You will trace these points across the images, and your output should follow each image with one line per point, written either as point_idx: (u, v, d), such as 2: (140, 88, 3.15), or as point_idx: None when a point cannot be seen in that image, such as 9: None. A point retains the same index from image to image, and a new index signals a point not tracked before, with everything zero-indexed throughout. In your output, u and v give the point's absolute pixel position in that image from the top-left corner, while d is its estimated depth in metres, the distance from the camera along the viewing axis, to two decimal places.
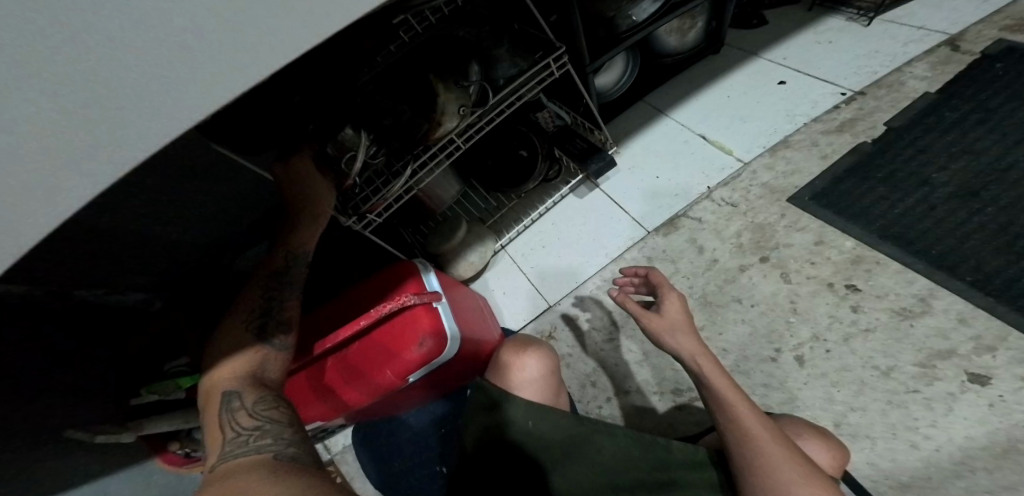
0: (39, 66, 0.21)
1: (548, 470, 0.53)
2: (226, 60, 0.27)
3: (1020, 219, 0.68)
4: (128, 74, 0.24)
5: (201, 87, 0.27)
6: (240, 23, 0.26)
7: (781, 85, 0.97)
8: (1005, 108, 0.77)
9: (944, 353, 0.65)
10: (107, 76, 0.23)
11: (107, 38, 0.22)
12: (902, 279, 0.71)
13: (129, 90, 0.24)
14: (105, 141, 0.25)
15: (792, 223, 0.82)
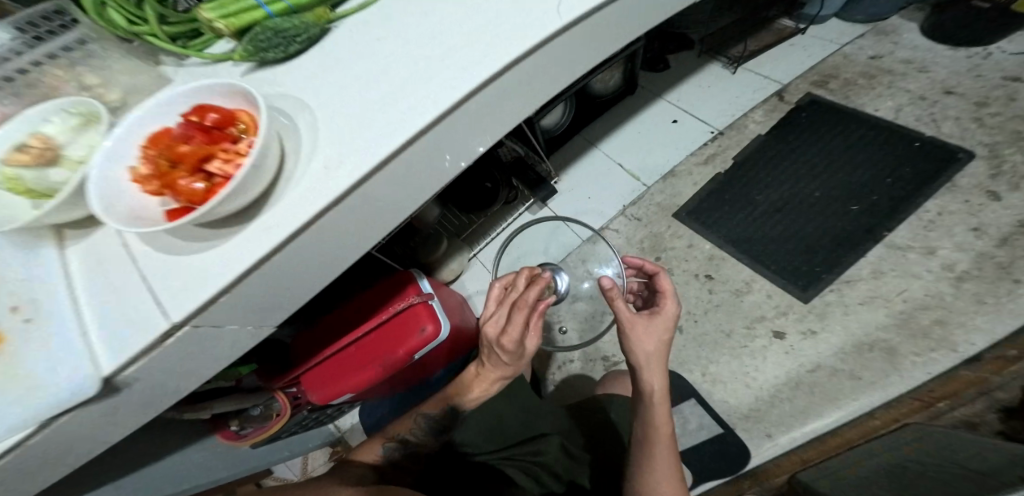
0: (255, 227, 0.39)
1: (496, 467, 0.70)
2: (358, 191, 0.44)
3: (804, 226, 1.07)
4: (295, 223, 0.41)
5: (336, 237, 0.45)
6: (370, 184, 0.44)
7: (674, 124, 1.29)
8: (805, 146, 1.16)
9: (760, 319, 1.01)
10: (287, 226, 0.40)
11: (293, 210, 0.39)
12: (740, 268, 1.07)
13: (297, 231, 0.41)
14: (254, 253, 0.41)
15: (674, 232, 1.15)
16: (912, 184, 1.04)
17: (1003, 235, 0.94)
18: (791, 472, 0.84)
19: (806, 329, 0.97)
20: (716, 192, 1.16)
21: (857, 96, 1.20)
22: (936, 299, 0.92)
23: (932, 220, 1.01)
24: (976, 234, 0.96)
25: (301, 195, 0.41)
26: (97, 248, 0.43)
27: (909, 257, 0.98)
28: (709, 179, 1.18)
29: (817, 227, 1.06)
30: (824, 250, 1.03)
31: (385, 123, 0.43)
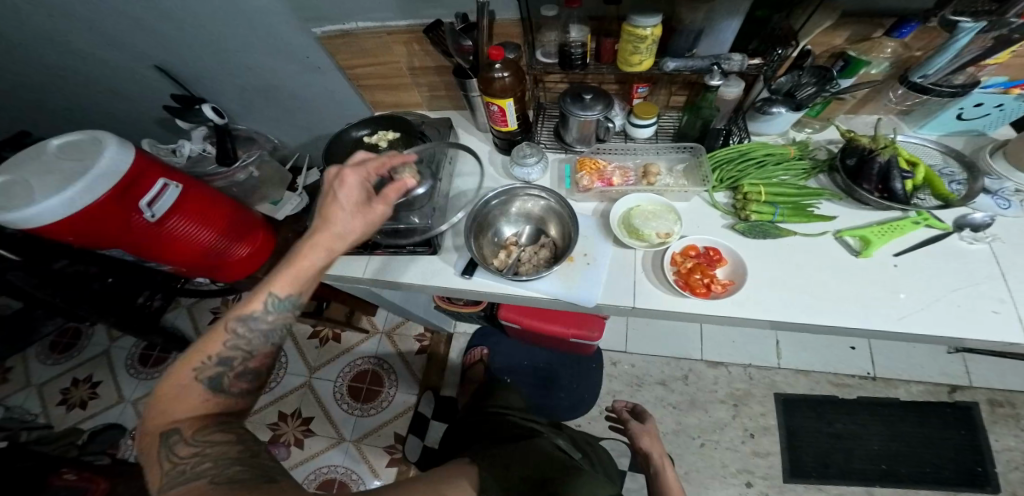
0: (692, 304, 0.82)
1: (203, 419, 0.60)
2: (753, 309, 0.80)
3: (846, 459, 1.34)
4: (714, 306, 0.81)
5: (716, 310, 0.80)
6: (757, 311, 0.80)
7: (850, 349, 1.47)
8: (918, 428, 1.34)
9: (750, 472, 1.38)
10: (710, 307, 0.81)
11: (726, 304, 0.81)
12: (775, 444, 1.40)
13: (709, 307, 0.81)
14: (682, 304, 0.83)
15: (762, 399, 1.47)
16: (930, 479, 1.29)
17: None
18: None
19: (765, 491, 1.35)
20: (815, 403, 1.42)
21: (999, 425, 1.31)
22: None
23: None
24: None
25: (736, 306, 0.80)
26: (619, 259, 0.91)
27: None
28: (822, 394, 1.43)
29: (845, 460, 1.34)
30: (830, 471, 1.33)
31: (788, 310, 0.79)
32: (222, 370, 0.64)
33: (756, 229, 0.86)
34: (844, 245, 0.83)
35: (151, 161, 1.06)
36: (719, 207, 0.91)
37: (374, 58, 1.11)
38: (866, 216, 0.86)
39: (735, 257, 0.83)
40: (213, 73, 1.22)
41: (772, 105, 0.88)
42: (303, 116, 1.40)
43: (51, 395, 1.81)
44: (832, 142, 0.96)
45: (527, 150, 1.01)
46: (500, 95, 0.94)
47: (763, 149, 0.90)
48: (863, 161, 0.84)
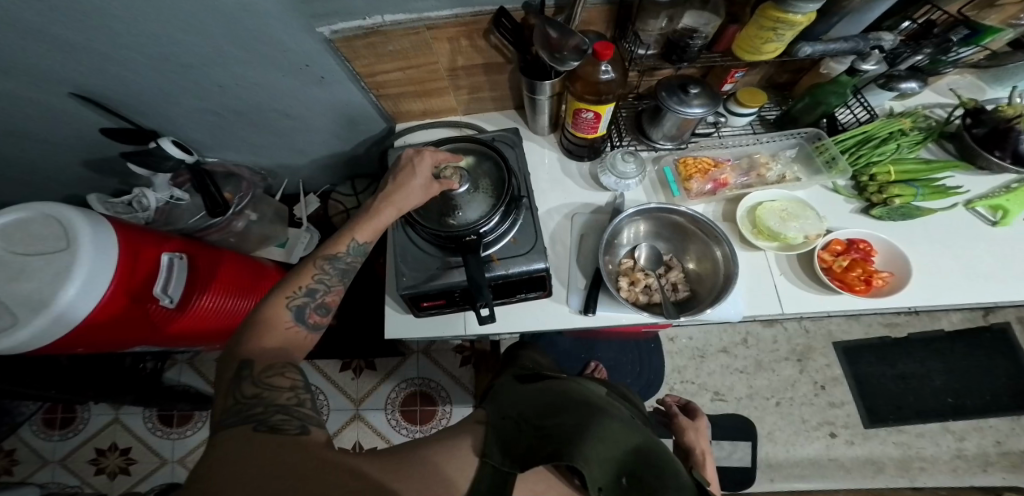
0: (852, 301, 0.75)
1: (275, 366, 0.55)
2: (922, 295, 0.74)
3: (906, 393, 1.51)
4: (878, 302, 0.74)
5: (882, 302, 0.74)
6: (927, 295, 0.74)
7: None
8: (960, 353, 1.53)
9: (828, 422, 1.50)
10: (873, 302, 0.74)
11: (894, 299, 0.74)
12: (847, 394, 1.52)
13: (875, 302, 0.74)
14: (844, 303, 0.76)
15: (823, 350, 1.57)
16: (998, 408, 1.47)
17: (1008, 449, 1.44)
18: None
19: (851, 438, 1.49)
20: (872, 348, 1.56)
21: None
22: (927, 457, 1.45)
23: (984, 427, 1.46)
24: (996, 443, 1.45)
25: (906, 295, 0.74)
26: (752, 264, 0.81)
27: (945, 435, 1.47)
28: (875, 337, 1.57)
29: (915, 400, 1.50)
30: (904, 412, 1.50)
31: (962, 291, 0.74)
32: (322, 300, 0.66)
33: (896, 212, 0.78)
34: (978, 217, 0.78)
35: (143, 233, 0.78)
36: (842, 191, 0.83)
37: (408, 60, 0.81)
38: (990, 181, 0.80)
39: (888, 246, 0.77)
40: (190, 122, 0.85)
41: (901, 81, 0.74)
42: (295, 142, 0.99)
43: (80, 469, 1.68)
44: (933, 106, 0.87)
45: (625, 157, 0.88)
46: (598, 100, 0.79)
47: (887, 124, 0.80)
48: (996, 131, 0.75)
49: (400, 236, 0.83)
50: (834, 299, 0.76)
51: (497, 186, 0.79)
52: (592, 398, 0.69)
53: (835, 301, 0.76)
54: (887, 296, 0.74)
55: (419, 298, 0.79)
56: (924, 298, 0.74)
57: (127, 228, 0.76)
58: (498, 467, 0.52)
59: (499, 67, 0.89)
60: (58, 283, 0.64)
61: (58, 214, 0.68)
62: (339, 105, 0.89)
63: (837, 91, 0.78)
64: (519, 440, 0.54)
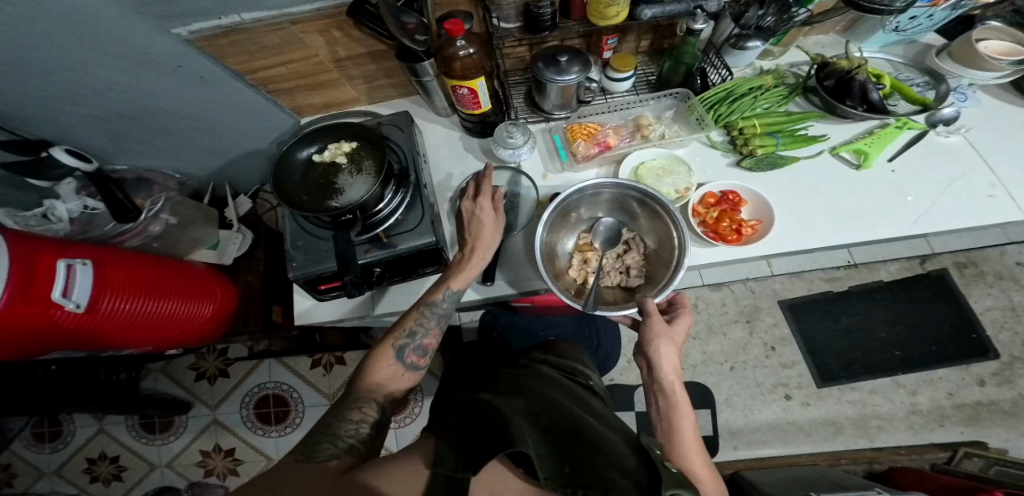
0: (726, 252, 0.78)
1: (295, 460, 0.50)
2: (790, 242, 0.79)
3: (856, 347, 1.52)
4: (747, 250, 0.78)
5: (752, 249, 0.78)
6: (793, 240, 0.79)
7: None
8: (905, 303, 1.55)
9: (782, 385, 1.51)
10: (744, 251, 0.78)
11: (765, 247, 0.78)
12: (797, 354, 1.54)
13: (745, 251, 0.78)
14: (722, 254, 0.79)
15: (771, 310, 1.58)
16: (945, 358, 1.48)
17: (961, 401, 1.44)
18: (736, 470, 1.40)
19: (806, 400, 1.49)
20: (817, 304, 1.58)
21: (974, 286, 1.54)
22: (883, 414, 1.45)
23: (935, 377, 1.47)
24: (949, 395, 1.45)
25: (774, 244, 0.79)
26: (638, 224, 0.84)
27: (898, 390, 1.47)
28: (818, 293, 1.59)
29: (865, 356, 1.51)
30: (854, 369, 1.50)
31: (828, 235, 0.79)
32: (421, 341, 0.71)
33: (763, 162, 0.84)
34: (842, 161, 0.85)
35: (40, 243, 0.81)
36: (718, 146, 0.88)
37: (284, 55, 0.83)
38: (853, 128, 0.89)
39: (756, 196, 0.81)
40: (88, 124, 0.89)
41: (748, 40, 0.82)
42: (205, 144, 1.04)
43: (72, 480, 1.75)
44: (798, 64, 0.96)
45: (510, 128, 0.89)
46: (466, 76, 0.81)
47: (747, 83, 0.87)
48: (842, 81, 0.85)
49: (291, 224, 0.86)
50: (713, 251, 0.79)
51: (378, 167, 0.83)
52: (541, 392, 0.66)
53: (715, 254, 0.79)
54: (757, 245, 0.78)
55: (314, 281, 0.83)
56: (792, 244, 0.78)
57: (24, 239, 0.80)
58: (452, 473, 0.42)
59: (384, 55, 0.90)
60: None
61: None
62: (233, 104, 0.92)
63: (693, 50, 0.84)
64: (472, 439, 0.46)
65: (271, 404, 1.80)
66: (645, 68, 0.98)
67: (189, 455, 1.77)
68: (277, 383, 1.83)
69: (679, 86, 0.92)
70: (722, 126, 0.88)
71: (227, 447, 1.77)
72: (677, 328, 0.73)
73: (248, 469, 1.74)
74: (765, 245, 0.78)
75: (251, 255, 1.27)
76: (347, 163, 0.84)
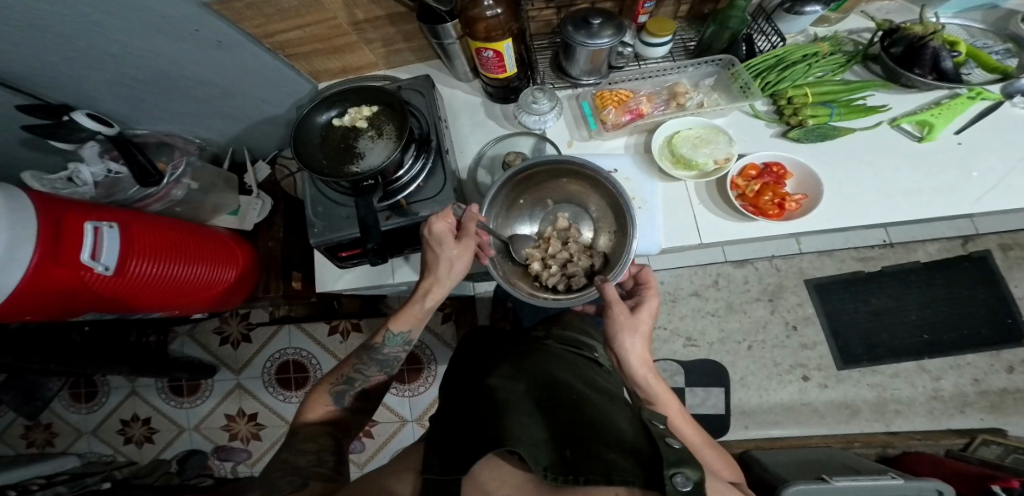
0: (764, 226, 0.76)
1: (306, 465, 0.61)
2: (833, 219, 0.76)
3: (881, 330, 1.48)
4: (786, 226, 0.75)
5: (791, 225, 0.75)
6: (836, 216, 0.76)
7: None
8: (938, 286, 1.49)
9: (801, 365, 1.49)
10: (783, 226, 0.75)
11: (806, 223, 0.76)
12: (818, 334, 1.50)
13: (785, 226, 0.75)
14: (760, 229, 0.77)
15: (794, 289, 1.54)
16: (974, 343, 1.44)
17: (986, 388, 1.40)
18: (747, 449, 1.40)
19: (824, 381, 1.47)
20: (845, 284, 1.53)
21: (1014, 270, 1.47)
22: (903, 399, 1.43)
23: (961, 363, 1.43)
24: (973, 382, 1.41)
25: (816, 220, 0.76)
26: (671, 195, 0.81)
27: (921, 374, 1.44)
28: (847, 273, 1.53)
29: (888, 337, 1.48)
30: (877, 352, 1.47)
31: (874, 212, 0.75)
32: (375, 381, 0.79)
33: (812, 133, 0.80)
34: (903, 134, 0.80)
35: (62, 205, 0.81)
36: (762, 116, 0.83)
37: (303, 18, 0.79)
38: (916, 98, 0.83)
39: (802, 169, 0.77)
40: (106, 87, 0.87)
41: (805, 5, 0.77)
42: (222, 109, 1.02)
43: (110, 437, 1.85)
44: (859, 31, 0.90)
45: (535, 93, 0.86)
46: (490, 38, 0.77)
47: (801, 50, 0.82)
48: (911, 49, 0.78)
49: (311, 190, 0.84)
50: (750, 226, 0.77)
51: (400, 132, 0.80)
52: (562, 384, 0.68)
53: (753, 227, 0.77)
54: (799, 220, 0.75)
55: (335, 248, 0.83)
56: (835, 220, 0.75)
57: (47, 201, 0.79)
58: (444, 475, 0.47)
59: (406, 17, 0.86)
60: None
61: None
62: (250, 70, 0.89)
63: (742, 14, 0.77)
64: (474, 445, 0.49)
65: (291, 370, 1.86)
66: (684, 33, 0.92)
67: (215, 418, 1.85)
68: (296, 349, 1.87)
69: (723, 52, 0.86)
70: (770, 95, 0.82)
71: (250, 412, 1.84)
72: (640, 316, 0.74)
73: (271, 433, 1.81)
74: (806, 220, 0.75)
75: (271, 222, 1.27)
76: (369, 127, 0.82)
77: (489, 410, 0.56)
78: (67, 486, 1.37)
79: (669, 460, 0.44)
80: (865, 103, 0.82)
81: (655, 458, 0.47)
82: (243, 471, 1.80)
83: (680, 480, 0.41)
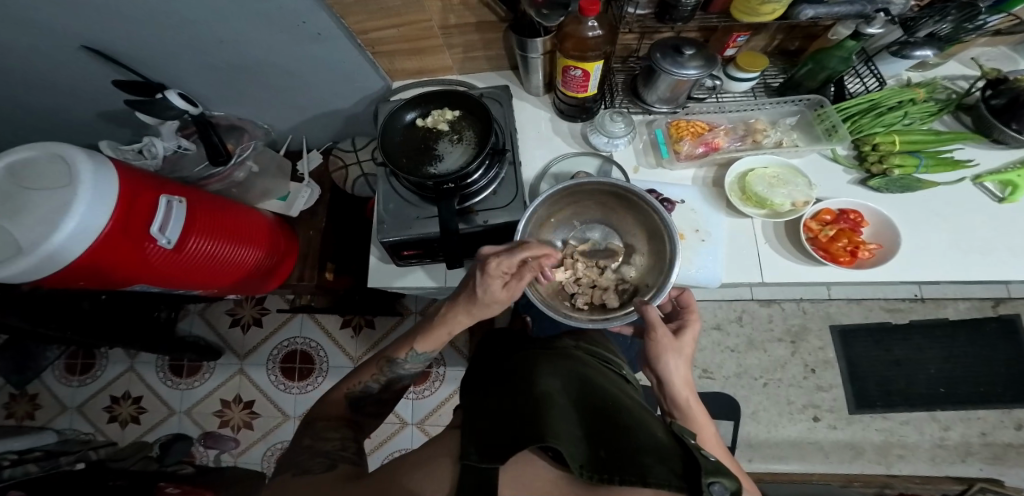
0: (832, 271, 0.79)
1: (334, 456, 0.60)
2: (899, 270, 0.79)
3: (897, 379, 1.52)
4: (855, 273, 0.78)
5: (857, 272, 0.78)
6: (905, 268, 0.79)
7: None
8: (960, 344, 1.53)
9: (815, 406, 1.52)
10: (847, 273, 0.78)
11: (869, 271, 0.78)
12: (836, 377, 1.54)
13: (854, 273, 0.78)
14: (820, 272, 0.79)
15: (818, 333, 1.58)
16: (987, 400, 1.48)
17: (991, 440, 1.44)
18: None
19: (834, 423, 1.50)
20: (870, 332, 1.56)
21: None
22: (908, 444, 1.46)
23: (973, 418, 1.47)
24: (981, 435, 1.45)
25: (885, 270, 0.79)
26: (739, 230, 0.84)
27: (931, 424, 1.48)
28: (874, 321, 1.57)
29: (906, 385, 1.52)
30: (892, 399, 1.50)
31: (941, 266, 0.79)
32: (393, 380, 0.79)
33: (894, 183, 0.83)
34: (985, 192, 0.84)
35: (142, 176, 0.81)
36: (842, 161, 0.87)
37: (401, 17, 0.80)
38: (1003, 155, 0.87)
39: (880, 218, 0.81)
40: (192, 67, 0.88)
41: (914, 49, 0.77)
42: (294, 99, 1.02)
43: (94, 415, 1.79)
44: (955, 78, 0.94)
45: (613, 116, 0.89)
46: (583, 57, 0.79)
47: (895, 97, 0.85)
48: (1015, 101, 0.81)
49: (383, 185, 0.86)
50: (816, 268, 0.80)
51: (480, 140, 0.83)
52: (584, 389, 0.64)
53: (815, 271, 0.80)
54: (858, 267, 0.78)
55: (399, 246, 0.84)
56: (901, 272, 0.79)
57: (128, 171, 0.80)
58: (480, 467, 0.43)
59: (493, 26, 0.88)
60: (62, 212, 0.67)
61: (66, 153, 0.71)
62: (333, 64, 0.90)
63: (851, 50, 0.78)
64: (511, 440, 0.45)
65: (297, 360, 1.82)
66: (769, 70, 0.96)
67: (209, 403, 1.81)
68: (305, 339, 1.85)
69: (812, 92, 0.90)
70: (856, 140, 0.86)
71: (246, 399, 1.80)
72: (683, 340, 0.72)
73: (264, 423, 1.77)
74: (866, 269, 0.79)
75: (314, 212, 1.26)
76: (449, 130, 0.84)
77: (521, 406, 0.52)
78: (39, 465, 1.35)
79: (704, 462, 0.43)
80: (949, 156, 0.86)
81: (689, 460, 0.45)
82: (227, 461, 1.75)
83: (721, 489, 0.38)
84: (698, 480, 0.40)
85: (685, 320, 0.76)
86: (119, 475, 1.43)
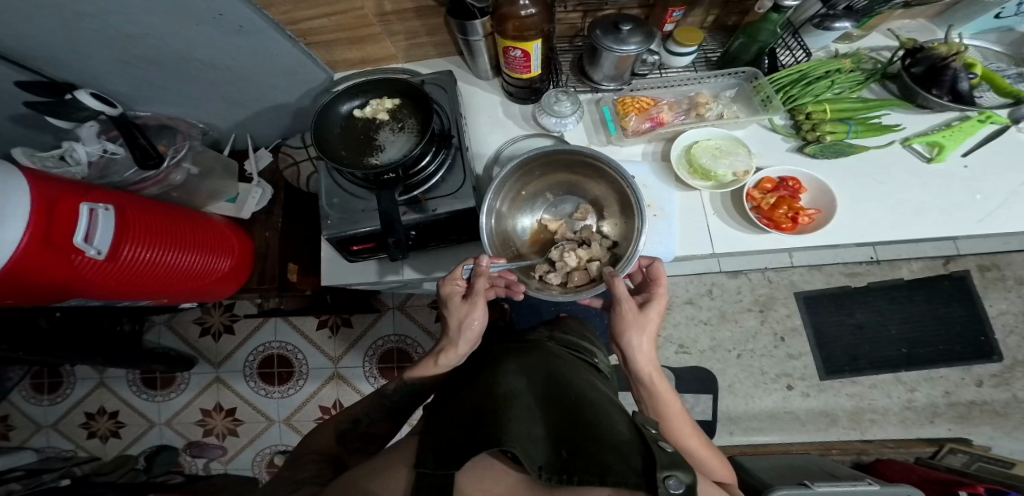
0: (777, 239, 0.79)
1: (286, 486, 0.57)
2: (839, 235, 0.79)
3: (863, 342, 1.55)
4: (799, 240, 0.78)
5: (800, 240, 0.78)
6: (850, 232, 0.79)
7: None
8: (919, 304, 1.57)
9: (786, 374, 1.54)
10: (788, 241, 0.79)
11: (817, 238, 0.79)
12: (804, 345, 1.56)
13: (795, 240, 0.79)
14: (766, 242, 0.79)
15: (785, 301, 1.60)
16: (948, 358, 1.52)
17: (956, 400, 1.49)
18: (732, 455, 1.43)
19: (807, 391, 1.53)
20: (833, 296, 1.59)
21: (992, 289, 1.56)
22: (879, 409, 1.50)
23: (935, 376, 1.51)
24: (945, 394, 1.49)
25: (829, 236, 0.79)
26: (686, 203, 0.83)
27: (897, 385, 1.52)
28: (836, 286, 1.60)
29: (871, 351, 1.55)
30: (860, 363, 1.54)
31: (887, 233, 0.79)
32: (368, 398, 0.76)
33: (829, 149, 0.82)
34: (914, 153, 0.84)
35: (59, 183, 0.77)
36: (780, 130, 0.86)
37: (330, 7, 0.77)
38: (930, 120, 0.87)
39: (817, 184, 0.80)
40: (115, 69, 0.83)
41: (835, 21, 0.77)
42: (231, 95, 0.98)
43: (73, 432, 1.75)
44: (879, 49, 0.94)
45: (558, 95, 0.86)
46: (523, 37, 0.77)
47: (823, 67, 0.84)
48: (932, 69, 0.82)
49: (327, 180, 0.83)
50: (760, 238, 0.80)
51: (422, 127, 0.80)
52: (558, 384, 0.62)
53: (763, 240, 0.80)
54: (806, 236, 0.79)
55: (348, 242, 0.82)
56: (848, 236, 0.79)
57: (43, 179, 0.75)
58: (433, 471, 0.40)
59: (431, 11, 0.84)
60: None
61: None
62: (267, 57, 0.86)
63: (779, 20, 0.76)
64: (467, 439, 0.42)
65: (275, 364, 1.79)
66: (707, 44, 0.94)
67: (189, 412, 1.77)
68: (282, 343, 1.81)
69: (747, 65, 0.89)
70: (788, 109, 0.86)
71: (228, 407, 1.77)
72: (648, 315, 0.71)
73: (249, 430, 1.74)
74: (811, 237, 0.79)
75: (269, 212, 1.22)
76: (388, 119, 0.81)
77: (482, 406, 0.49)
78: (23, 483, 1.37)
79: (662, 462, 0.41)
80: (878, 122, 0.85)
81: (647, 461, 0.43)
82: (217, 468, 1.73)
83: (674, 482, 0.37)
84: (653, 474, 0.38)
85: (652, 293, 0.74)
86: (104, 485, 1.40)
